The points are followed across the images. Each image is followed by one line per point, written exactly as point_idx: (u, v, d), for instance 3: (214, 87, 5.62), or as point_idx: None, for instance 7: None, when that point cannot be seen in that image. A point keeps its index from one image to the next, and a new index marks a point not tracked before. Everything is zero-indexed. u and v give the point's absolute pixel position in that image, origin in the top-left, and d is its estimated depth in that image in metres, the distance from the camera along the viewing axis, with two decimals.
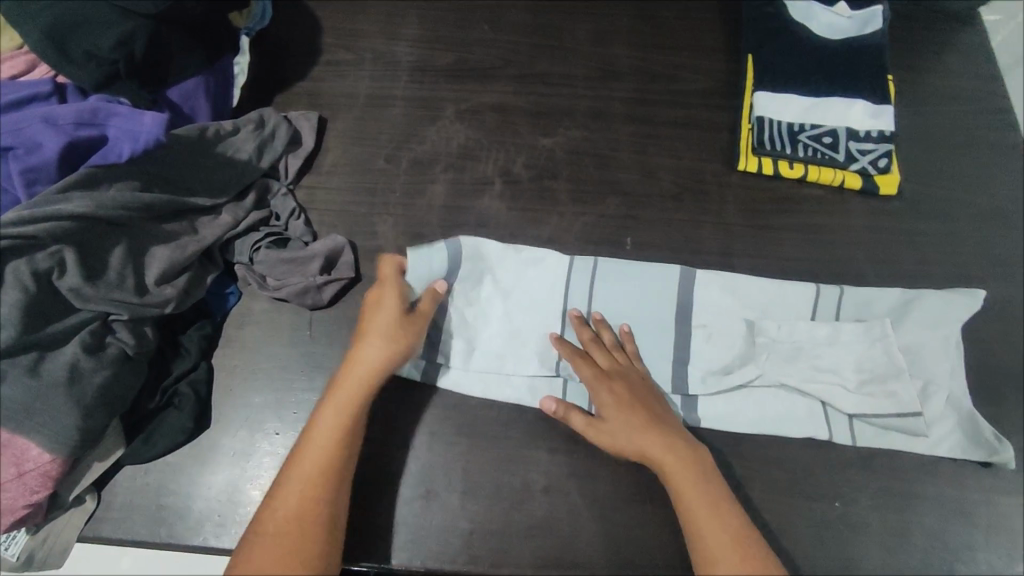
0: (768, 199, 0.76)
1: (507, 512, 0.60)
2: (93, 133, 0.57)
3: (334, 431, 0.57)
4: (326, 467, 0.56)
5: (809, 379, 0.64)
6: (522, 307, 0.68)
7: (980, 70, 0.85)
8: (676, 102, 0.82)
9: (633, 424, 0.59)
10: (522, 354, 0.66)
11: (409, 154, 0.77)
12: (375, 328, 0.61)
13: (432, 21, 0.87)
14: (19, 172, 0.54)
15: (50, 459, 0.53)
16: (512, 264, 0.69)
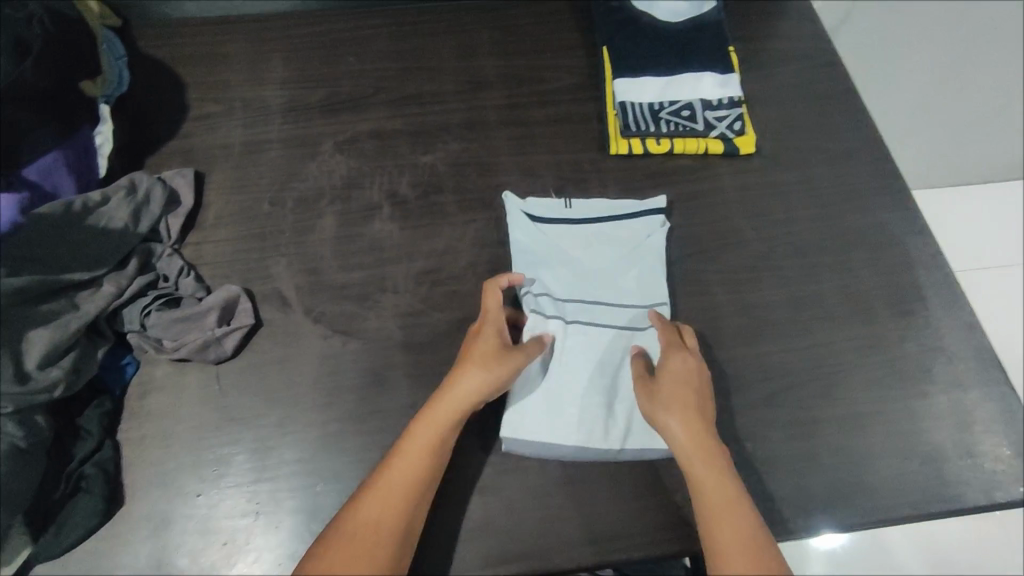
0: (642, 176, 0.81)
1: (446, 520, 0.61)
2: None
3: (441, 430, 0.59)
4: (434, 461, 0.58)
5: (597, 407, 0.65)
6: (579, 234, 0.74)
7: (806, 31, 0.94)
8: (545, 102, 0.86)
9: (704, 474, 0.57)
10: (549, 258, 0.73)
11: (293, 194, 0.78)
12: (472, 360, 0.61)
13: (297, 63, 0.89)
14: None
15: None
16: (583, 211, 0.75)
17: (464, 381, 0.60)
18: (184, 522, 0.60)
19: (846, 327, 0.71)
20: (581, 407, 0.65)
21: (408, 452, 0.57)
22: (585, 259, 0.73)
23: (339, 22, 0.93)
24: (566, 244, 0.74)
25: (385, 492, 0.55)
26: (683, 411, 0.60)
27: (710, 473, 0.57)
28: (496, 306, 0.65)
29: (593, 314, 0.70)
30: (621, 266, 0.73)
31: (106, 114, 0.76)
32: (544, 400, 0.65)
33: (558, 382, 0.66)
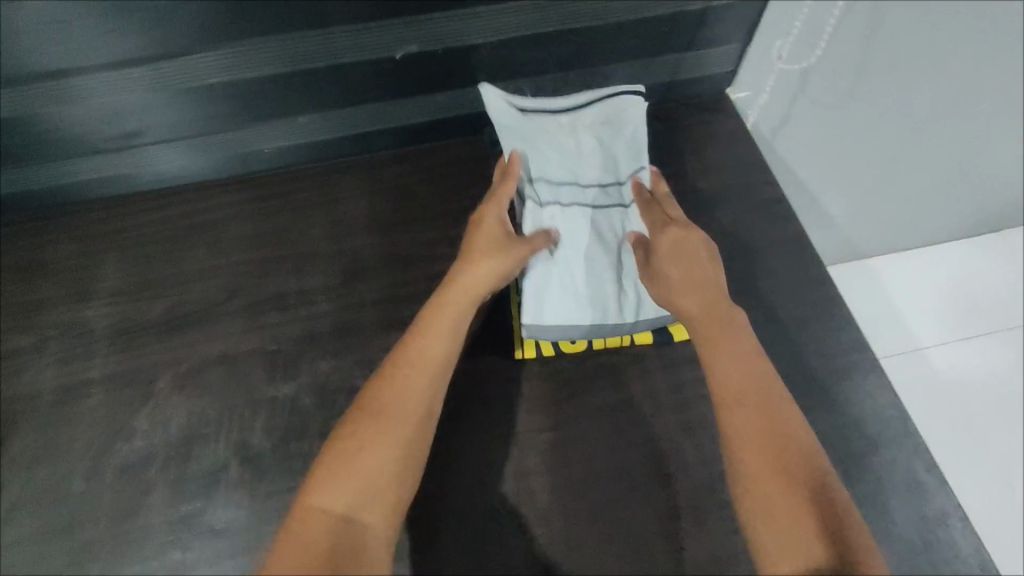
0: (554, 382, 0.67)
1: None
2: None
3: (440, 343, 0.57)
4: (433, 380, 0.55)
5: (603, 282, 0.67)
6: (560, 141, 0.69)
7: (739, 161, 0.81)
8: (437, 287, 0.71)
9: (735, 354, 0.56)
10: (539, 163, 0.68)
11: (116, 459, 0.61)
12: (476, 246, 0.62)
13: (134, 263, 0.73)
14: None
15: None
16: (563, 119, 0.70)
17: (464, 299, 0.60)
18: None
19: None
20: (594, 289, 0.67)
21: (394, 393, 0.54)
22: (568, 161, 0.69)
23: (188, 201, 0.78)
24: (542, 154, 0.68)
25: (379, 432, 0.52)
26: (699, 300, 0.59)
27: (738, 364, 0.56)
28: (501, 209, 0.64)
29: (591, 199, 0.69)
30: (610, 134, 0.70)
31: None
32: (557, 287, 0.66)
33: (562, 272, 0.67)
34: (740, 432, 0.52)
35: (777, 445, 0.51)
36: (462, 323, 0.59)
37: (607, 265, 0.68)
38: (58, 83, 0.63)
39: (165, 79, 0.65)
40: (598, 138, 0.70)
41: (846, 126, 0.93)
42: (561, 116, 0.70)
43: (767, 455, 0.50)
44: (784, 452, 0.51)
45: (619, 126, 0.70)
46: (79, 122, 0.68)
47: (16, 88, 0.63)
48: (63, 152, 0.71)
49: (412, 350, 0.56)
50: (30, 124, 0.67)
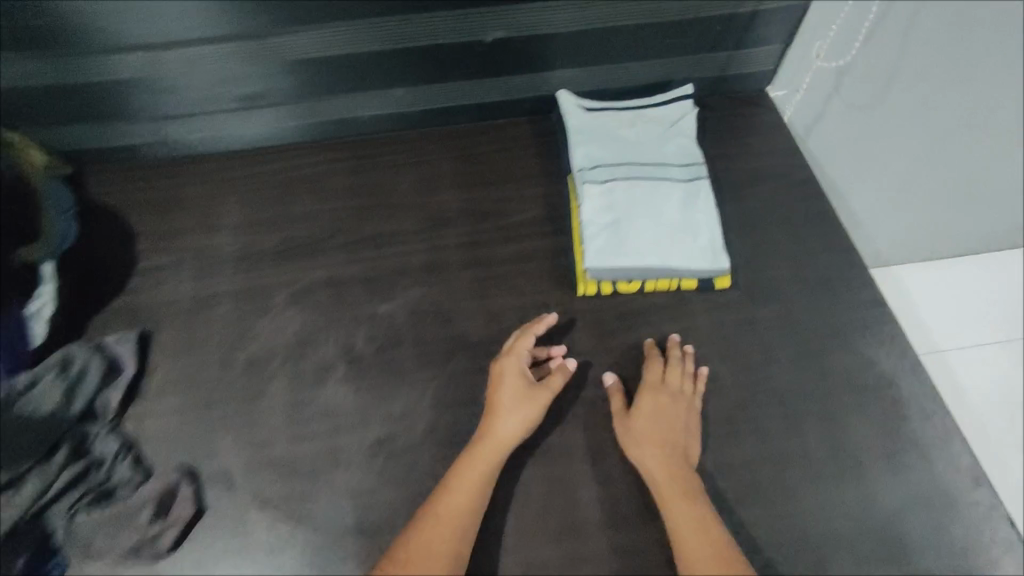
0: (612, 317, 0.77)
1: None
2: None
3: (469, 497, 0.61)
4: (465, 527, 0.60)
5: (662, 230, 0.79)
6: (624, 134, 0.88)
7: (776, 147, 0.92)
8: (510, 236, 0.83)
9: (690, 511, 0.61)
10: (606, 149, 0.86)
11: (244, 354, 0.73)
12: (502, 400, 0.66)
13: (253, 204, 0.86)
14: None
15: None
16: (627, 119, 0.89)
17: (490, 452, 0.64)
18: None
19: (836, 487, 0.66)
20: (653, 235, 0.78)
21: (443, 511, 0.60)
22: (633, 148, 0.86)
23: (297, 157, 0.91)
24: (609, 143, 0.87)
25: (439, 528, 0.59)
26: (655, 447, 0.65)
27: (692, 512, 0.61)
28: (520, 360, 0.69)
29: (650, 170, 0.84)
30: (666, 130, 0.88)
31: (49, 276, 0.73)
32: (620, 234, 0.78)
33: (625, 221, 0.79)
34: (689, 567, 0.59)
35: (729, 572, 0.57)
36: (491, 473, 0.63)
37: (665, 218, 0.80)
38: (177, 50, 0.77)
39: (280, 50, 0.79)
40: (656, 131, 0.88)
41: (878, 127, 1.04)
42: (626, 117, 0.89)
43: None
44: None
45: (673, 124, 0.89)
46: (200, 82, 0.81)
47: (152, 51, 0.76)
48: (180, 109, 0.84)
49: (443, 503, 0.61)
50: (158, 83, 0.80)
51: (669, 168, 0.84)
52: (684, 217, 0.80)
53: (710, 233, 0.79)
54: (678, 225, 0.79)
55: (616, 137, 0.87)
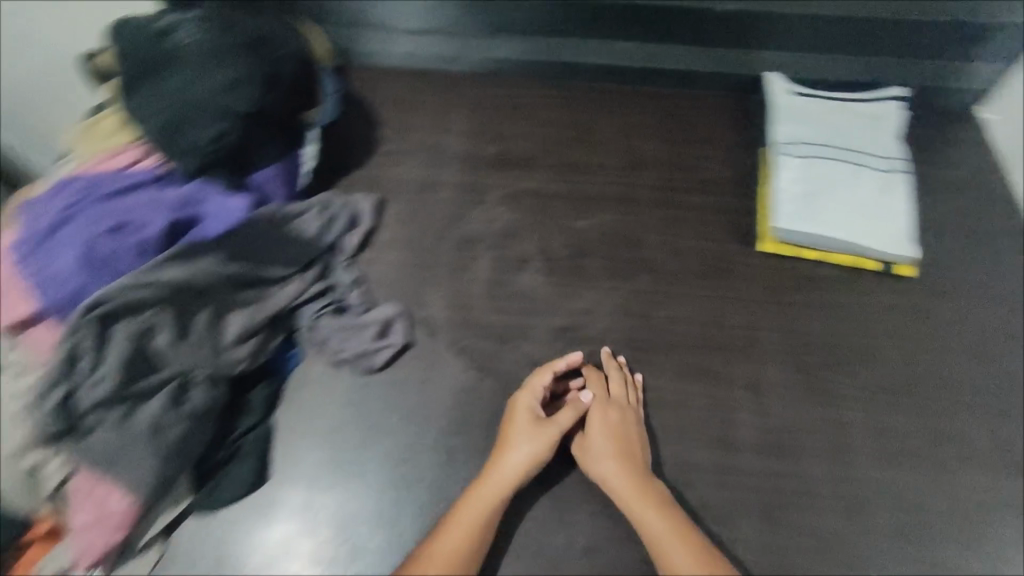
0: (788, 277, 0.81)
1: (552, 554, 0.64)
2: (154, 233, 0.63)
3: (470, 534, 0.60)
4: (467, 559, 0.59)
5: (854, 211, 0.82)
6: (829, 119, 0.91)
7: (976, 164, 0.93)
8: (700, 190, 0.90)
9: (658, 522, 0.61)
10: (809, 129, 0.90)
11: (458, 234, 0.85)
12: (509, 440, 0.66)
13: (479, 117, 0.98)
14: (133, 245, 0.62)
15: (127, 506, 0.58)
16: (834, 107, 0.92)
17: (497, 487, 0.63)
18: (318, 510, 0.66)
19: (986, 474, 0.69)
20: (844, 214, 0.82)
21: (436, 554, 0.59)
22: (836, 133, 0.90)
23: (517, 88, 1.02)
24: (813, 124, 0.90)
25: (441, 559, 0.58)
26: (619, 463, 0.65)
27: (660, 514, 0.62)
28: (531, 401, 0.68)
29: (851, 155, 0.87)
30: (871, 124, 0.91)
31: (314, 142, 0.84)
32: (812, 207, 0.83)
33: (820, 196, 0.83)
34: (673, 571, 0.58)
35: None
36: (495, 508, 0.62)
37: (858, 201, 0.83)
38: None
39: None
40: (862, 123, 0.91)
41: None
42: (834, 104, 0.92)
43: None
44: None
45: (880, 120, 0.91)
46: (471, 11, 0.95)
47: None
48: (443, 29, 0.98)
49: (444, 538, 0.60)
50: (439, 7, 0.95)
51: (870, 158, 0.87)
52: (878, 203, 0.83)
53: (903, 221, 0.82)
54: (871, 210, 0.83)
55: (821, 120, 0.91)
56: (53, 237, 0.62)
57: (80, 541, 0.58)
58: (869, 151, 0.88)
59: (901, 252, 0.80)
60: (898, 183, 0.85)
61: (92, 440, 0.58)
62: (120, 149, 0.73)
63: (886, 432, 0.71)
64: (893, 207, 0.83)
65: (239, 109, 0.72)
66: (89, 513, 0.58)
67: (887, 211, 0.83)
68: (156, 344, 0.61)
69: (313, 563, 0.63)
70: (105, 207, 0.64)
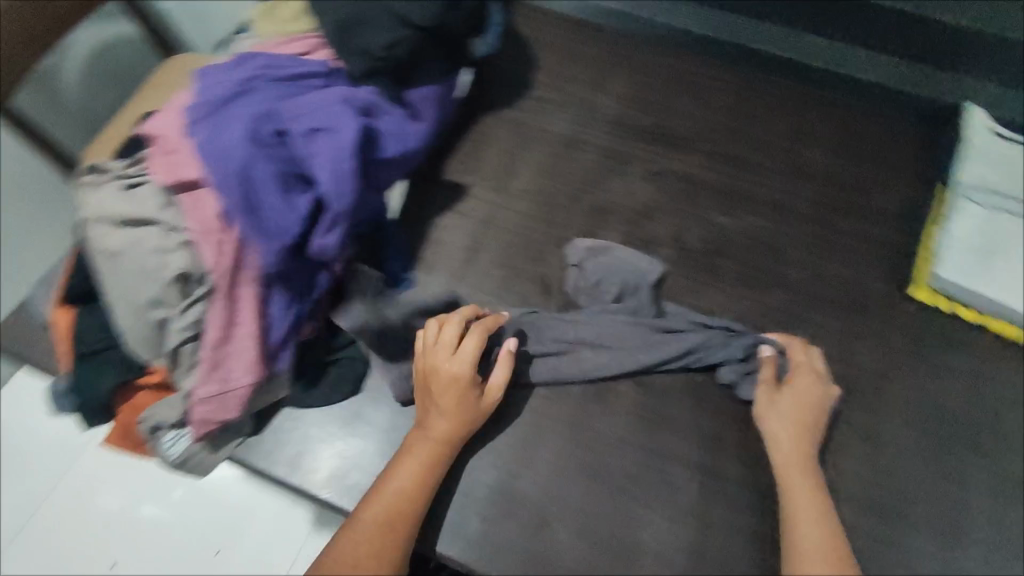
0: (937, 334, 0.74)
1: (619, 550, 0.62)
2: (350, 140, 0.61)
3: (419, 474, 0.59)
4: (417, 494, 0.58)
5: None
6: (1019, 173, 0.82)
7: None
8: (860, 216, 0.82)
9: (789, 463, 0.62)
10: (995, 182, 0.81)
11: (593, 199, 0.81)
12: (437, 381, 0.62)
13: (640, 83, 0.91)
14: (328, 147, 0.61)
15: (245, 384, 0.60)
16: None
17: (451, 427, 0.61)
18: (398, 436, 0.66)
19: None
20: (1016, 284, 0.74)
21: (390, 490, 0.58)
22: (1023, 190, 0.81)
23: (685, 58, 0.93)
24: (997, 177, 0.81)
25: (389, 491, 0.58)
26: (797, 428, 0.63)
27: (805, 484, 0.60)
28: (452, 334, 0.63)
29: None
30: None
31: (467, 78, 0.87)
32: (977, 268, 0.76)
33: (990, 260, 0.76)
34: (795, 522, 0.58)
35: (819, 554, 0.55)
36: (448, 451, 0.61)
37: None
38: None
39: None
40: None
41: None
42: None
43: (817, 561, 0.55)
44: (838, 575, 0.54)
45: None
46: None
47: None
48: None
49: (411, 465, 0.59)
50: None
51: None
52: None
53: None
54: None
55: (1008, 173, 0.82)
56: (239, 113, 0.61)
57: (200, 411, 0.60)
58: None
59: None
60: None
61: (237, 320, 0.59)
62: (297, 36, 0.72)
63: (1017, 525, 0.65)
64: None
65: (416, 21, 0.69)
66: (213, 384, 0.59)
67: None
68: (310, 241, 0.61)
69: None
70: (294, 96, 0.65)
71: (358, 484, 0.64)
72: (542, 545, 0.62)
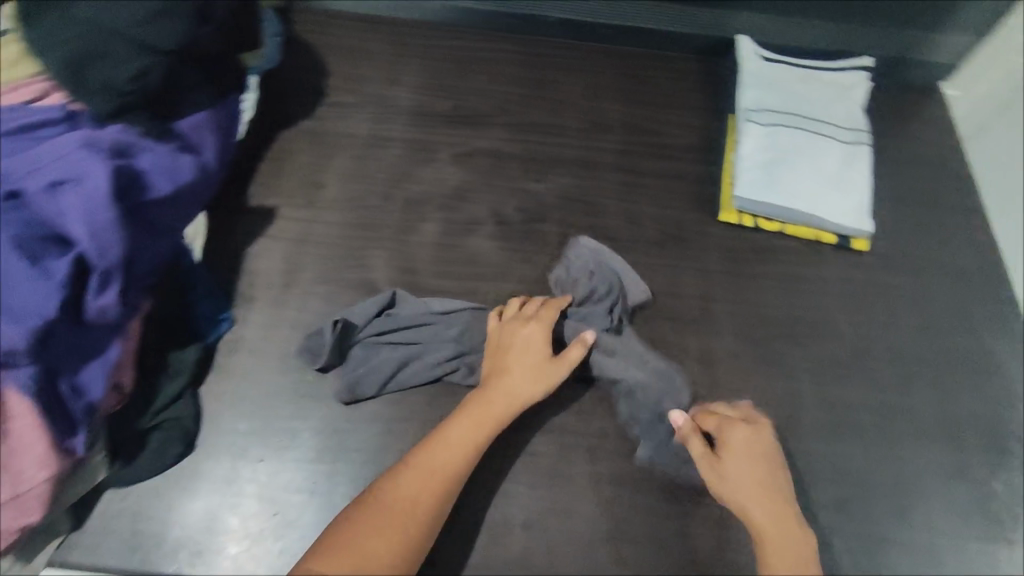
0: (745, 250, 0.80)
1: (488, 531, 0.62)
2: (103, 187, 0.56)
3: (461, 443, 0.59)
4: (466, 462, 0.58)
5: (815, 184, 0.81)
6: (793, 86, 0.87)
7: (940, 138, 0.91)
8: (661, 155, 0.86)
9: (767, 535, 0.57)
10: (774, 97, 0.85)
11: (405, 194, 0.80)
12: (523, 360, 0.63)
13: (433, 70, 0.90)
14: (79, 200, 0.55)
15: (43, 480, 0.53)
16: (800, 73, 0.88)
17: (500, 396, 0.61)
18: (241, 484, 0.62)
19: (932, 449, 0.70)
20: (802, 190, 0.80)
21: (437, 451, 0.58)
22: (798, 101, 0.86)
23: (474, 38, 0.93)
24: (775, 92, 0.86)
25: (431, 458, 0.58)
26: (757, 485, 0.59)
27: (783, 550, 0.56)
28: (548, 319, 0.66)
29: (812, 125, 0.84)
30: (836, 93, 0.88)
31: (252, 85, 0.81)
32: (769, 181, 0.80)
33: (779, 172, 0.81)
34: None
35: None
36: (495, 423, 0.60)
37: (817, 175, 0.81)
38: None
39: None
40: (827, 91, 0.87)
41: None
42: (798, 70, 0.88)
43: None
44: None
45: (845, 89, 0.88)
46: None
47: None
48: None
49: (463, 429, 0.59)
50: None
51: (831, 130, 0.84)
52: (836, 177, 0.81)
53: (861, 194, 0.81)
54: (829, 186, 0.81)
55: (785, 88, 0.86)
56: None
57: None
58: (834, 122, 0.85)
59: (859, 227, 0.79)
60: (859, 156, 0.83)
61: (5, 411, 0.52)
62: (21, 83, 0.64)
63: (840, 403, 0.71)
64: (854, 180, 0.82)
65: (162, 45, 0.62)
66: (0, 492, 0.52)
67: (844, 188, 0.81)
68: (83, 304, 0.55)
69: (237, 539, 0.61)
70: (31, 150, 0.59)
71: (204, 547, 0.60)
72: None
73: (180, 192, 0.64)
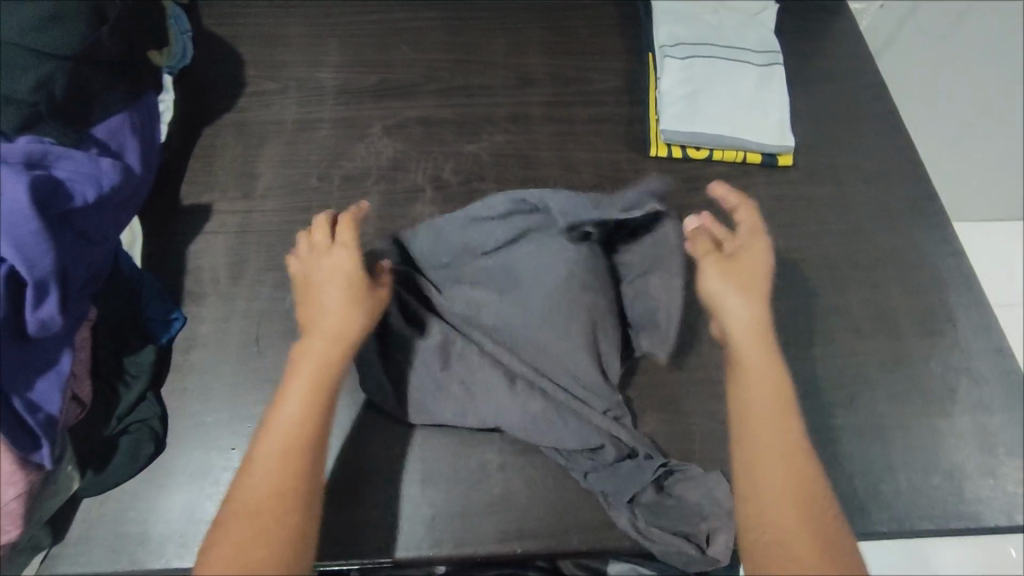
0: (678, 181, 0.83)
1: (467, 479, 0.65)
2: (22, 204, 0.54)
3: (303, 401, 0.56)
4: (313, 421, 0.55)
5: (736, 109, 0.83)
6: (705, 17, 0.89)
7: (851, 50, 0.95)
8: (589, 102, 0.87)
9: (754, 355, 0.60)
10: (688, 28, 0.87)
11: (341, 171, 0.80)
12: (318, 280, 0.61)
13: (353, 46, 0.90)
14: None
15: (16, 495, 0.54)
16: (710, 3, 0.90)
17: (317, 332, 0.59)
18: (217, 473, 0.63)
19: (872, 341, 0.74)
20: (725, 115, 0.83)
21: (281, 418, 0.55)
22: (712, 30, 0.87)
23: (389, 9, 0.93)
24: (689, 24, 0.87)
25: (276, 428, 0.55)
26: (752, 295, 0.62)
27: (764, 362, 0.59)
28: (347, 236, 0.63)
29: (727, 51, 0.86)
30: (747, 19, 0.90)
31: (168, 84, 0.81)
32: (691, 111, 0.82)
33: (700, 100, 0.83)
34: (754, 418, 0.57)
35: (770, 493, 0.53)
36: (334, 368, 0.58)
37: (738, 99, 0.84)
38: None
39: None
40: (738, 18, 0.89)
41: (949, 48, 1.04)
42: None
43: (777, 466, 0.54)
44: (778, 455, 0.54)
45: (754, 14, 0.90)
46: None
47: None
48: None
49: (301, 384, 0.57)
50: None
51: (747, 55, 0.86)
52: (755, 99, 0.84)
53: (780, 112, 0.84)
54: (750, 108, 0.84)
55: (698, 20, 0.88)
56: None
57: None
58: (748, 47, 0.87)
59: (782, 144, 0.82)
60: (775, 76, 0.86)
61: None
62: None
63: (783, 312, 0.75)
64: (773, 100, 0.84)
65: (63, 50, 0.63)
66: None
67: (765, 108, 0.84)
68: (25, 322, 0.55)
69: None
70: None
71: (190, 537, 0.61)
72: (396, 507, 0.63)
73: (106, 199, 0.63)
